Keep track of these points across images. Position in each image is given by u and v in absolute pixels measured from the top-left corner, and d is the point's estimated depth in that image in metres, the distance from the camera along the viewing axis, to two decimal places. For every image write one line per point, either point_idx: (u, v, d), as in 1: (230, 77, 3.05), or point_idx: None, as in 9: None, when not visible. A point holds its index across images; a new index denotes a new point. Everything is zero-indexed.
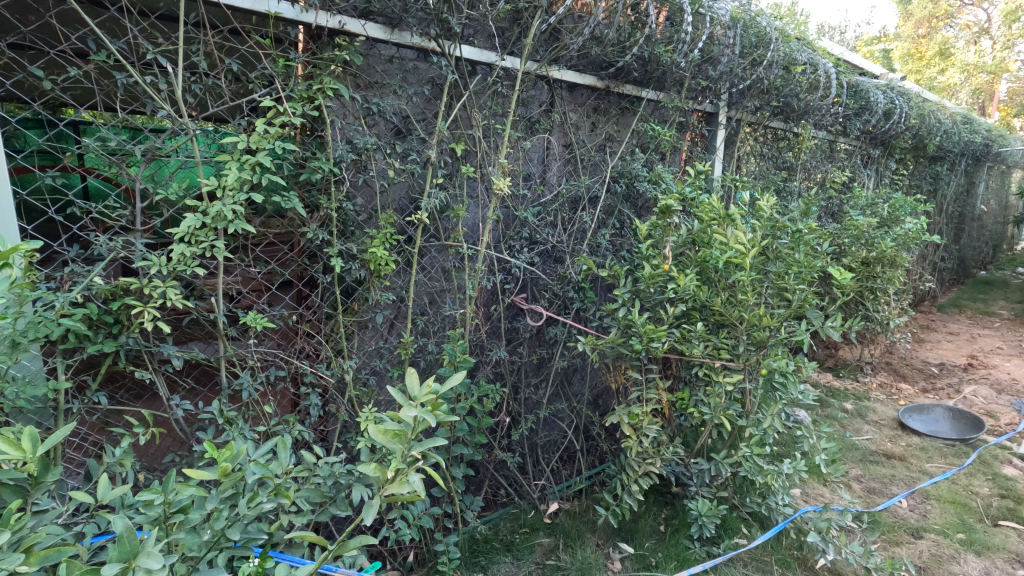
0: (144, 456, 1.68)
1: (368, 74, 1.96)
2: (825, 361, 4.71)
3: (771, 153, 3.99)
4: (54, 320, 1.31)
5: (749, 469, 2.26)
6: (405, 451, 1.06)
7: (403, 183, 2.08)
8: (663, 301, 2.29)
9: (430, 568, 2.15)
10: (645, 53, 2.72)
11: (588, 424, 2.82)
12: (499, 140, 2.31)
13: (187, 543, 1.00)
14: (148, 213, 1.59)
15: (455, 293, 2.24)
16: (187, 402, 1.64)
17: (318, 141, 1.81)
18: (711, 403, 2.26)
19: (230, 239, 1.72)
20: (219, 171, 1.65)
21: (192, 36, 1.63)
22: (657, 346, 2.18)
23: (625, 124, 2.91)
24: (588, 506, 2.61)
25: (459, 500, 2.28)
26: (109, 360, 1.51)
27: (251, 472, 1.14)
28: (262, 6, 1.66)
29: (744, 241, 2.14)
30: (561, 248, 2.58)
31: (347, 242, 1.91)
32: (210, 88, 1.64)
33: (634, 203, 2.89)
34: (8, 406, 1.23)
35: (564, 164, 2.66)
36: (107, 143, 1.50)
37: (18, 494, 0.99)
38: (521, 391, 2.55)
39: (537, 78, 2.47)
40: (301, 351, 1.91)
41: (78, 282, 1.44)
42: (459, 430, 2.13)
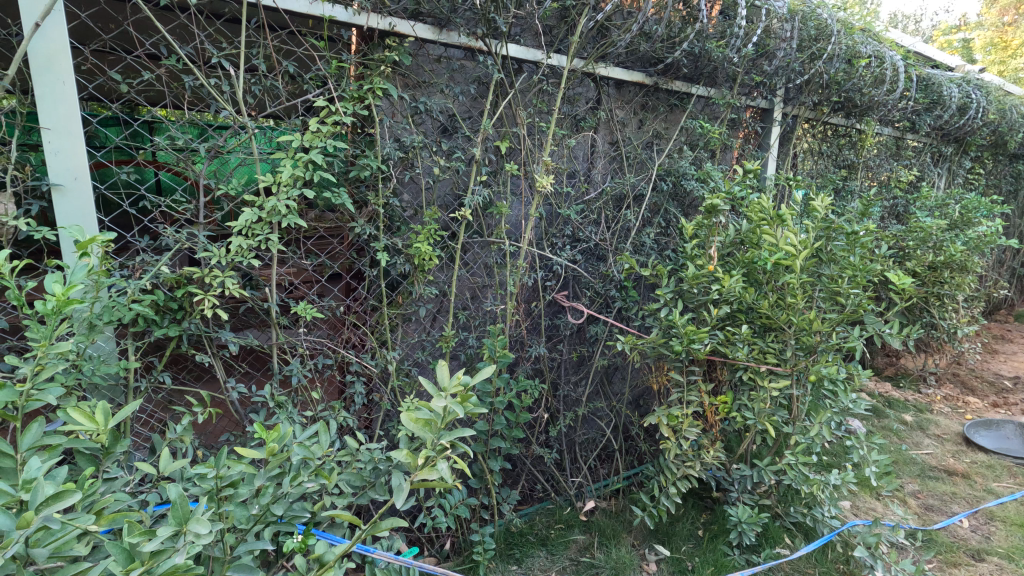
0: (203, 434, 1.79)
1: (416, 74, 2.02)
2: (884, 370, 4.48)
3: (830, 150, 3.83)
4: (126, 305, 1.43)
5: (794, 478, 2.19)
6: (434, 439, 1.09)
7: (448, 180, 2.13)
8: (707, 302, 2.24)
9: (466, 558, 2.20)
10: (695, 48, 2.66)
11: (628, 423, 2.81)
12: (543, 137, 2.32)
13: (236, 515, 1.07)
14: (210, 207, 1.70)
15: (496, 289, 2.27)
16: (241, 385, 1.74)
17: (367, 139, 1.88)
18: (755, 408, 2.21)
19: (284, 232, 1.81)
20: (275, 167, 1.74)
21: (253, 39, 1.73)
22: (699, 348, 2.14)
23: (674, 121, 2.87)
24: (625, 506, 2.59)
25: (496, 493, 2.32)
26: (173, 343, 1.62)
27: (296, 452, 1.20)
28: (317, 10, 1.74)
29: (795, 242, 2.06)
30: (604, 246, 2.57)
31: (393, 237, 1.98)
32: (269, 89, 1.73)
33: (680, 202, 2.84)
34: (85, 382, 1.34)
35: (609, 161, 2.64)
36: (175, 142, 1.60)
37: (92, 461, 1.09)
38: (561, 388, 2.56)
39: (584, 76, 2.46)
40: (348, 341, 1.99)
41: (147, 270, 1.55)
42: (497, 424, 2.17)
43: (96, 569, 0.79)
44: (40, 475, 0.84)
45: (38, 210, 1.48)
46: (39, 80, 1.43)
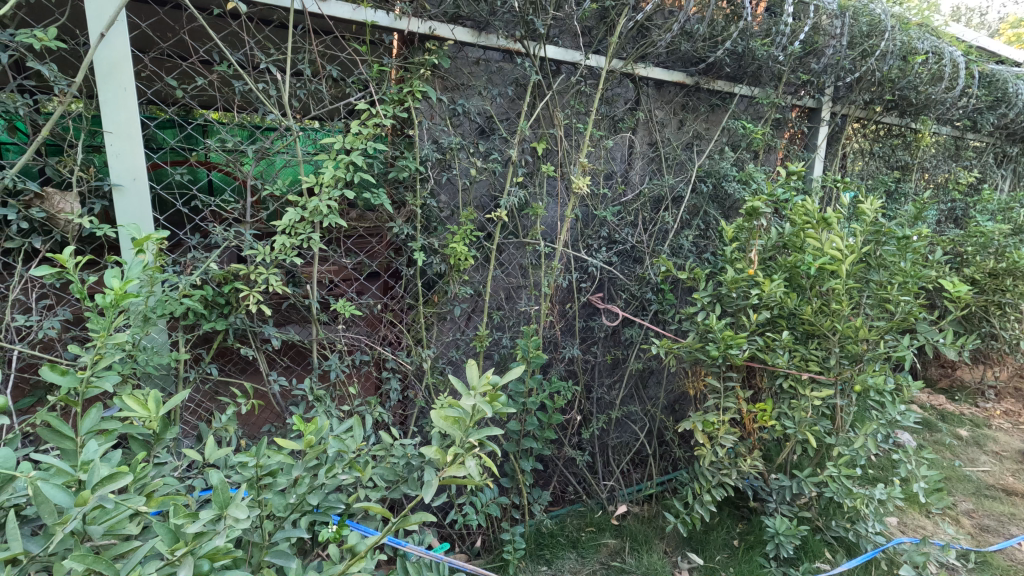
0: (246, 424, 1.87)
1: (455, 76, 2.06)
2: (938, 382, 4.26)
3: (882, 151, 3.68)
4: (177, 299, 1.50)
5: (836, 490, 2.11)
6: (463, 437, 1.10)
7: (485, 181, 2.15)
8: (747, 307, 2.18)
9: (496, 556, 2.22)
10: (739, 47, 2.60)
11: (662, 428, 2.77)
12: (581, 139, 2.32)
13: (274, 503, 1.10)
14: (257, 207, 1.77)
15: (531, 290, 2.28)
16: (283, 378, 1.81)
17: (407, 141, 1.92)
18: (796, 417, 2.15)
19: (325, 231, 1.86)
20: (318, 168, 1.80)
21: (299, 45, 1.78)
22: (737, 354, 2.09)
23: (716, 121, 2.82)
24: (658, 512, 2.56)
25: (527, 493, 2.33)
26: (221, 337, 1.70)
27: (332, 445, 1.24)
28: (360, 15, 1.78)
29: (841, 246, 1.99)
30: (641, 248, 2.54)
31: (430, 237, 2.02)
32: (313, 93, 1.79)
33: (721, 204, 2.77)
34: (139, 371, 1.42)
35: (647, 163, 2.62)
36: (225, 144, 1.68)
37: (144, 446, 1.15)
38: (594, 390, 2.56)
39: (623, 76, 2.44)
40: (384, 339, 2.04)
41: (197, 267, 1.63)
42: (529, 424, 2.17)
43: (145, 547, 0.83)
44: (97, 457, 0.89)
45: (100, 209, 1.58)
46: (103, 86, 1.53)
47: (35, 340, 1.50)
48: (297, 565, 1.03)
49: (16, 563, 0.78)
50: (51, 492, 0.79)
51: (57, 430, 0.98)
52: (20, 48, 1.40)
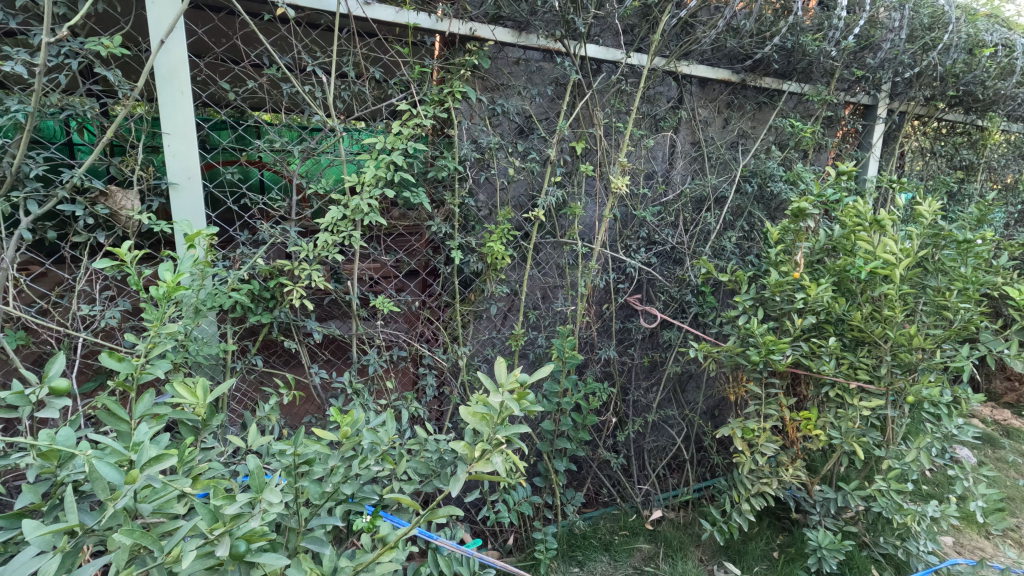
0: (289, 414, 1.94)
1: (495, 77, 2.07)
2: (1003, 396, 3.99)
3: (944, 150, 3.49)
4: (226, 292, 1.58)
5: (885, 506, 2.02)
6: (491, 433, 1.10)
7: (523, 181, 2.16)
8: (791, 311, 2.10)
9: (528, 555, 2.22)
10: (788, 43, 2.52)
11: (701, 434, 2.72)
12: (621, 138, 2.30)
13: (310, 491, 1.13)
14: (302, 205, 1.83)
15: (567, 290, 2.28)
16: (323, 371, 1.87)
17: (446, 141, 1.95)
18: (842, 427, 2.07)
19: (366, 229, 1.91)
20: (360, 168, 1.84)
21: (344, 48, 1.83)
22: (779, 359, 2.01)
23: (763, 120, 2.74)
24: (694, 519, 2.50)
25: (561, 493, 2.33)
26: (266, 329, 1.77)
27: (367, 437, 1.27)
28: (403, 18, 1.82)
29: (895, 250, 1.89)
30: (681, 249, 2.49)
31: (468, 236, 2.04)
32: (357, 94, 1.83)
33: (767, 205, 2.69)
34: (190, 360, 1.49)
35: (689, 162, 2.57)
36: (274, 144, 1.74)
37: (192, 431, 1.21)
38: (631, 393, 2.53)
39: (665, 74, 2.41)
40: (421, 335, 2.07)
41: (245, 262, 1.71)
42: (563, 425, 2.17)
43: (187, 525, 0.87)
44: (147, 439, 0.95)
45: (158, 206, 1.67)
46: (162, 89, 1.61)
47: (98, 328, 1.60)
48: (330, 552, 1.06)
49: (74, 535, 0.84)
50: (104, 469, 0.84)
51: (114, 413, 1.05)
52: (89, 54, 1.49)
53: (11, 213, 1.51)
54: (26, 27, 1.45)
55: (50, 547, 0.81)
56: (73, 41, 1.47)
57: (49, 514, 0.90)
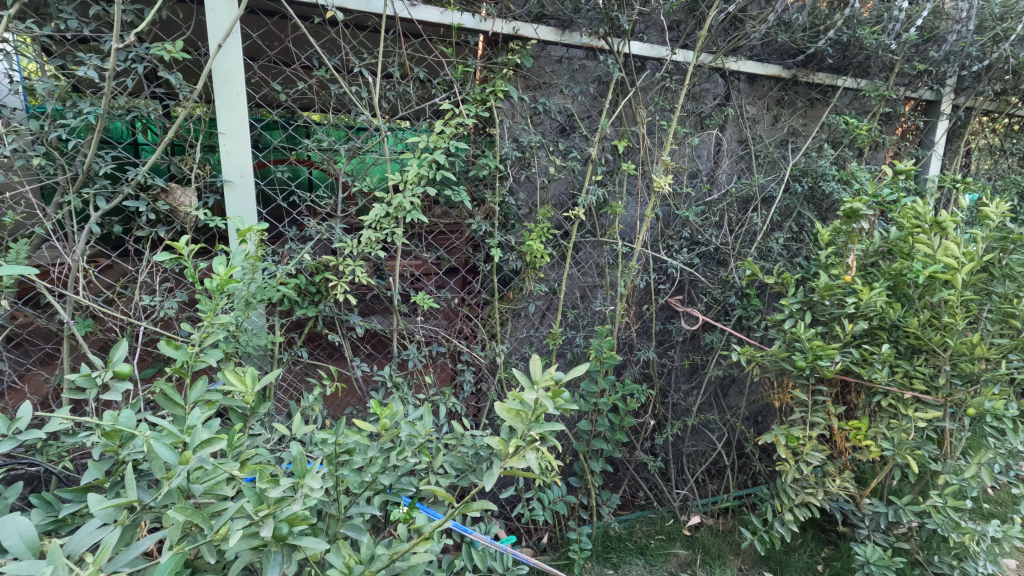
0: (331, 405, 2.00)
1: (538, 75, 2.07)
2: None
3: (1016, 148, 3.27)
4: (275, 286, 1.64)
5: (940, 523, 1.91)
6: (526, 430, 1.09)
7: (564, 180, 2.16)
8: (841, 316, 2.01)
9: (562, 554, 2.21)
10: (844, 36, 2.42)
11: (742, 440, 2.65)
12: (664, 136, 2.27)
13: (350, 480, 1.17)
14: (347, 202, 1.88)
15: (607, 289, 2.26)
16: (365, 364, 1.92)
17: (488, 139, 1.97)
18: (895, 439, 1.97)
19: (408, 227, 1.95)
20: (403, 166, 1.88)
21: (390, 49, 1.87)
22: (827, 366, 1.94)
23: (815, 117, 2.64)
24: (734, 527, 2.44)
25: (596, 494, 2.31)
26: (312, 322, 1.84)
27: (404, 429, 1.30)
28: (447, 18, 1.85)
29: (957, 253, 1.79)
30: (726, 250, 2.42)
31: (507, 235, 2.06)
32: (401, 94, 1.87)
33: (818, 205, 2.58)
34: (241, 350, 1.56)
35: (736, 160, 2.51)
36: (321, 143, 1.80)
37: (242, 418, 1.26)
38: (670, 396, 2.49)
39: (712, 71, 2.36)
40: (460, 332, 2.10)
41: (293, 257, 1.77)
42: (599, 425, 2.15)
43: (234, 507, 0.91)
44: (199, 422, 0.99)
45: (213, 203, 1.75)
46: (219, 92, 1.69)
47: (157, 318, 1.69)
48: (368, 539, 1.09)
49: (133, 510, 0.91)
50: (160, 450, 0.89)
51: (170, 398, 1.11)
52: (153, 59, 1.58)
53: (82, 209, 1.62)
54: (97, 34, 1.54)
55: (111, 521, 0.86)
56: (139, 47, 1.56)
57: (111, 489, 0.97)
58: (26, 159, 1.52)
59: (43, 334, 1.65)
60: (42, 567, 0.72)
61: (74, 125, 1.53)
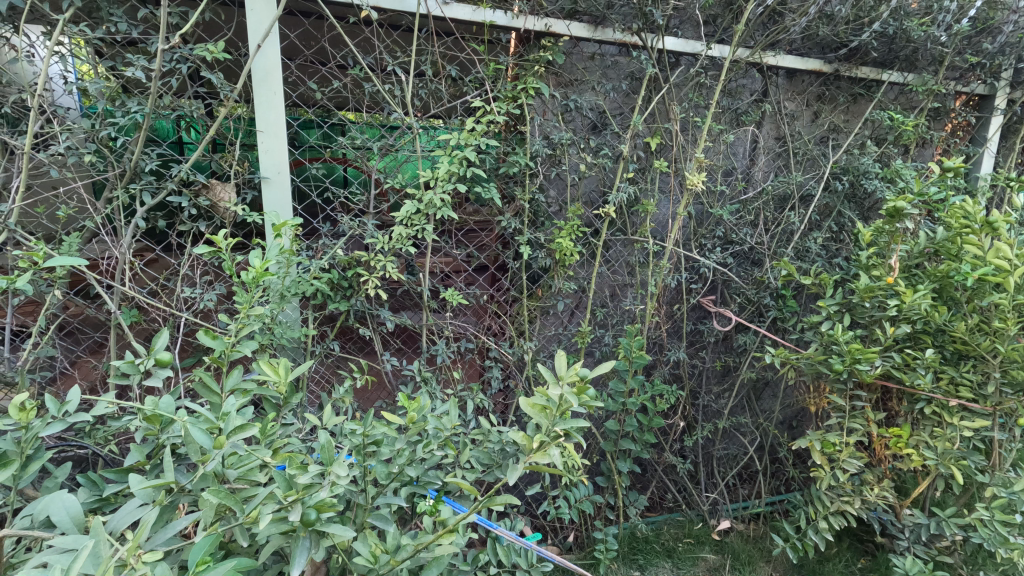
0: (362, 398, 2.04)
1: (569, 72, 2.06)
2: None
3: None
4: (308, 280, 1.68)
5: (987, 538, 1.82)
6: (550, 425, 1.08)
7: (595, 177, 2.14)
8: (882, 319, 1.94)
9: (588, 554, 2.20)
10: (890, 29, 2.33)
11: (776, 445, 2.58)
12: (698, 133, 2.24)
13: (378, 471, 1.19)
14: (379, 199, 1.91)
15: (637, 288, 2.23)
16: (394, 359, 1.95)
17: (518, 137, 1.97)
18: (938, 448, 1.88)
19: (438, 223, 1.98)
20: (434, 163, 1.90)
21: (423, 47, 1.89)
22: (866, 370, 1.87)
23: (857, 113, 2.55)
24: (766, 533, 2.38)
25: (624, 495, 2.30)
26: (344, 316, 1.88)
27: (431, 422, 1.31)
28: (479, 16, 1.86)
29: (1009, 255, 1.70)
30: (761, 250, 2.37)
31: (537, 232, 2.06)
32: (433, 92, 1.90)
33: (860, 204, 2.49)
34: (275, 342, 1.60)
35: (773, 158, 2.46)
36: (355, 141, 1.84)
37: (275, 408, 1.30)
38: (700, 397, 2.45)
39: (749, 66, 2.30)
40: (488, 329, 2.11)
41: (327, 252, 1.81)
42: (627, 425, 2.13)
43: (265, 492, 0.93)
44: (234, 409, 1.03)
45: (251, 199, 1.80)
46: (258, 91, 1.74)
47: (198, 309, 1.75)
48: (394, 530, 1.11)
49: (171, 492, 0.94)
50: (196, 434, 0.92)
51: (208, 386, 1.15)
52: (196, 60, 1.64)
53: (128, 204, 1.69)
54: (145, 36, 1.61)
55: (150, 500, 0.90)
56: (184, 47, 1.62)
57: (151, 470, 1.01)
58: (79, 156, 1.60)
59: (92, 323, 1.72)
60: (85, 542, 0.76)
61: (123, 124, 1.60)
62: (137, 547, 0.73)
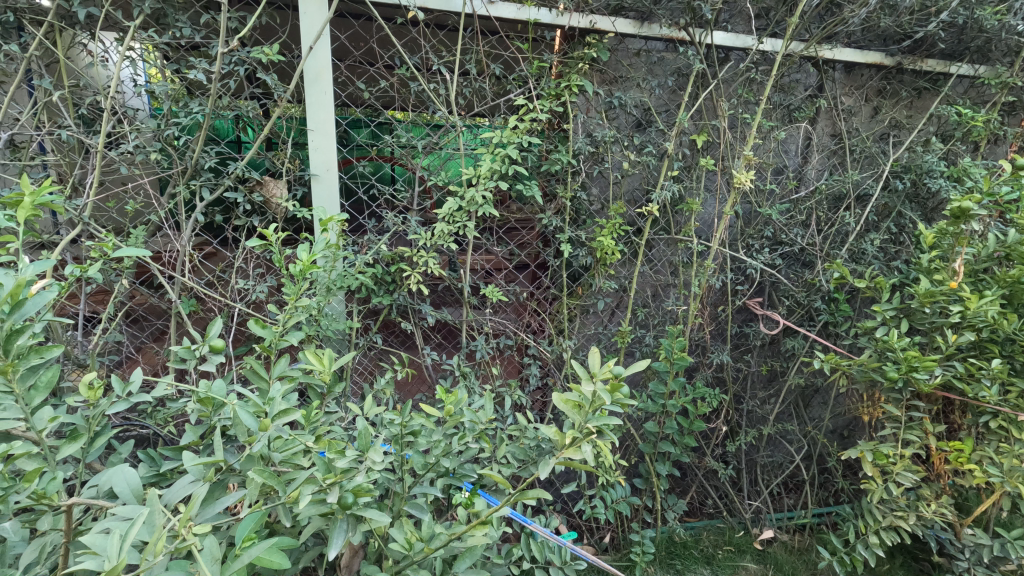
0: (403, 390, 2.10)
1: (614, 69, 2.04)
2: None
3: None
4: (354, 274, 1.73)
5: None
6: (583, 422, 1.07)
7: (639, 175, 2.12)
8: (943, 326, 1.83)
9: (624, 555, 2.18)
10: (959, 19, 2.17)
11: (825, 454, 2.48)
12: (747, 130, 2.18)
13: (415, 461, 1.22)
14: (423, 196, 1.96)
15: (680, 289, 2.19)
16: (435, 353, 2.00)
17: (561, 134, 1.97)
18: (1005, 465, 1.76)
19: (480, 220, 2.00)
20: (477, 160, 1.93)
21: (468, 46, 1.91)
22: (923, 379, 1.77)
23: (922, 108, 2.44)
24: (812, 545, 2.30)
25: (662, 498, 2.26)
26: (387, 310, 1.93)
27: (468, 416, 1.33)
28: (524, 15, 1.86)
29: None
30: (812, 251, 2.27)
31: (578, 230, 2.05)
32: (477, 91, 1.93)
33: (922, 205, 2.36)
34: (321, 333, 1.66)
35: (827, 156, 2.36)
36: (400, 139, 1.88)
37: (319, 395, 1.35)
38: (745, 402, 2.39)
39: (804, 60, 2.23)
40: (528, 326, 2.12)
41: (371, 247, 1.86)
42: (667, 427, 2.09)
43: (307, 474, 0.97)
44: (280, 394, 1.07)
45: (301, 195, 1.87)
46: (309, 91, 1.80)
47: (250, 300, 1.84)
48: (428, 518, 1.11)
49: (221, 470, 1.00)
50: (244, 416, 0.97)
51: (258, 372, 1.21)
52: (253, 62, 1.71)
53: (189, 199, 1.79)
54: (207, 40, 1.70)
55: (201, 477, 0.96)
56: (241, 50, 1.69)
57: (205, 449, 1.08)
58: (146, 154, 1.71)
59: (155, 312, 1.85)
60: (142, 511, 0.81)
61: (185, 123, 1.69)
62: (188, 519, 0.77)
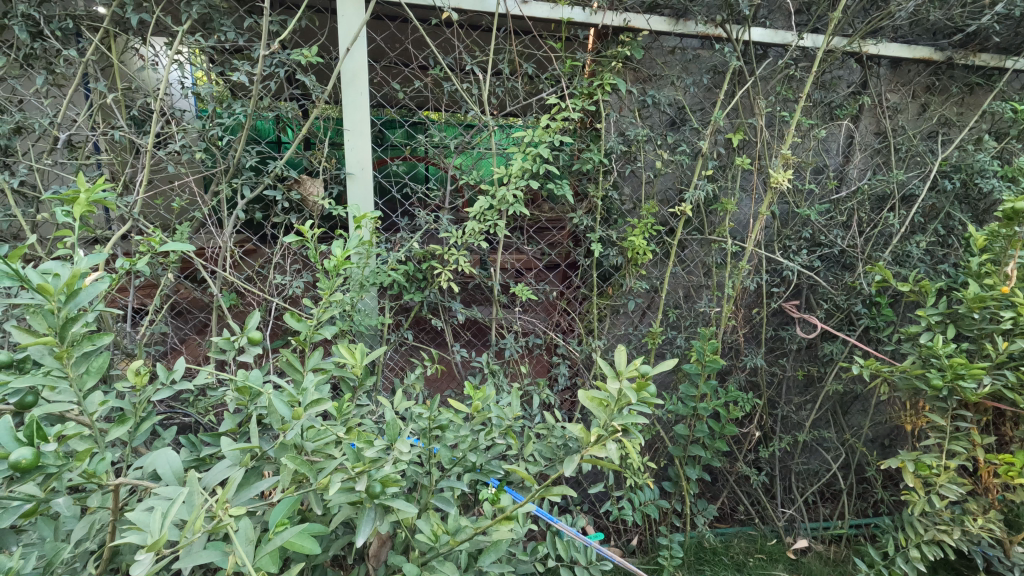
0: (433, 386, 2.13)
1: (648, 67, 2.03)
2: None
3: None
4: (386, 271, 1.77)
5: None
6: (608, 420, 1.07)
7: (672, 174, 2.10)
8: (993, 333, 1.74)
9: (651, 558, 2.16)
10: (1016, 10, 2.08)
11: (863, 463, 2.40)
12: (785, 128, 2.13)
13: (443, 455, 1.24)
14: (454, 195, 1.98)
15: (713, 290, 2.16)
16: (464, 350, 2.02)
17: (593, 133, 1.96)
18: None
19: (510, 219, 2.01)
20: (508, 159, 1.94)
21: (501, 46, 1.92)
22: (970, 388, 1.69)
23: (974, 104, 2.32)
24: (848, 557, 2.23)
25: (692, 503, 2.22)
26: (418, 307, 1.96)
27: (496, 412, 1.35)
28: (557, 14, 1.86)
29: None
30: (853, 253, 2.20)
31: (609, 229, 2.04)
32: (510, 90, 1.94)
33: (973, 206, 2.25)
34: (353, 328, 1.71)
35: (870, 155, 2.28)
36: (433, 139, 1.91)
37: (351, 389, 1.38)
38: (779, 407, 2.34)
39: (846, 57, 2.16)
40: (557, 325, 2.13)
41: (404, 245, 1.90)
42: (697, 431, 2.06)
43: (337, 463, 1.00)
44: (313, 385, 1.11)
45: (337, 194, 1.91)
46: (346, 91, 1.83)
47: (287, 295, 1.90)
48: (454, 512, 1.13)
49: (257, 457, 1.03)
50: (278, 404, 1.00)
51: (293, 364, 1.25)
52: (292, 64, 1.77)
53: (231, 197, 1.86)
54: (249, 44, 1.76)
55: (238, 462, 1.00)
56: (282, 53, 1.75)
57: (242, 436, 1.12)
58: (191, 154, 1.78)
59: (198, 305, 1.93)
60: (182, 492, 0.85)
61: (229, 124, 1.76)
62: (225, 501, 0.81)
